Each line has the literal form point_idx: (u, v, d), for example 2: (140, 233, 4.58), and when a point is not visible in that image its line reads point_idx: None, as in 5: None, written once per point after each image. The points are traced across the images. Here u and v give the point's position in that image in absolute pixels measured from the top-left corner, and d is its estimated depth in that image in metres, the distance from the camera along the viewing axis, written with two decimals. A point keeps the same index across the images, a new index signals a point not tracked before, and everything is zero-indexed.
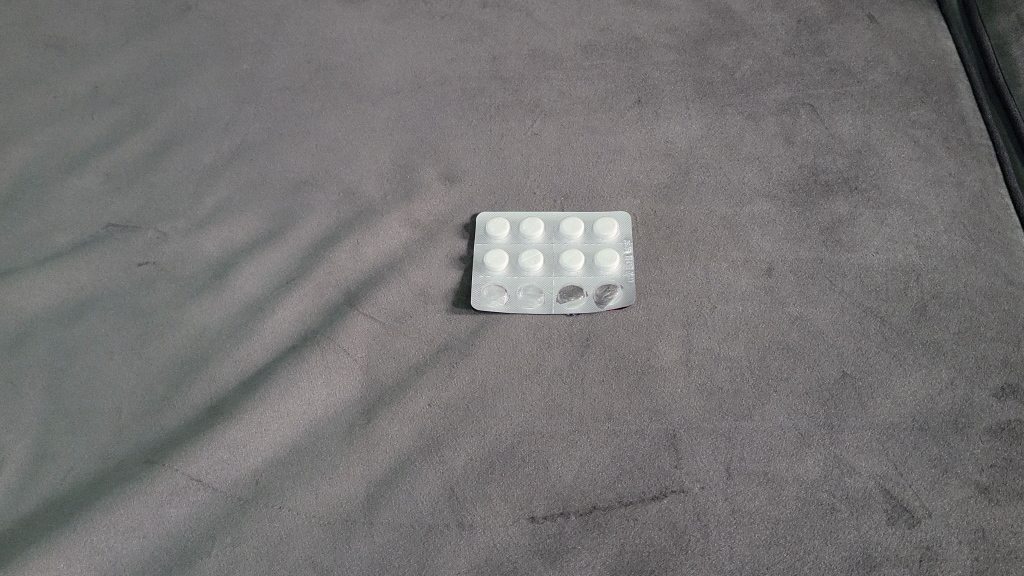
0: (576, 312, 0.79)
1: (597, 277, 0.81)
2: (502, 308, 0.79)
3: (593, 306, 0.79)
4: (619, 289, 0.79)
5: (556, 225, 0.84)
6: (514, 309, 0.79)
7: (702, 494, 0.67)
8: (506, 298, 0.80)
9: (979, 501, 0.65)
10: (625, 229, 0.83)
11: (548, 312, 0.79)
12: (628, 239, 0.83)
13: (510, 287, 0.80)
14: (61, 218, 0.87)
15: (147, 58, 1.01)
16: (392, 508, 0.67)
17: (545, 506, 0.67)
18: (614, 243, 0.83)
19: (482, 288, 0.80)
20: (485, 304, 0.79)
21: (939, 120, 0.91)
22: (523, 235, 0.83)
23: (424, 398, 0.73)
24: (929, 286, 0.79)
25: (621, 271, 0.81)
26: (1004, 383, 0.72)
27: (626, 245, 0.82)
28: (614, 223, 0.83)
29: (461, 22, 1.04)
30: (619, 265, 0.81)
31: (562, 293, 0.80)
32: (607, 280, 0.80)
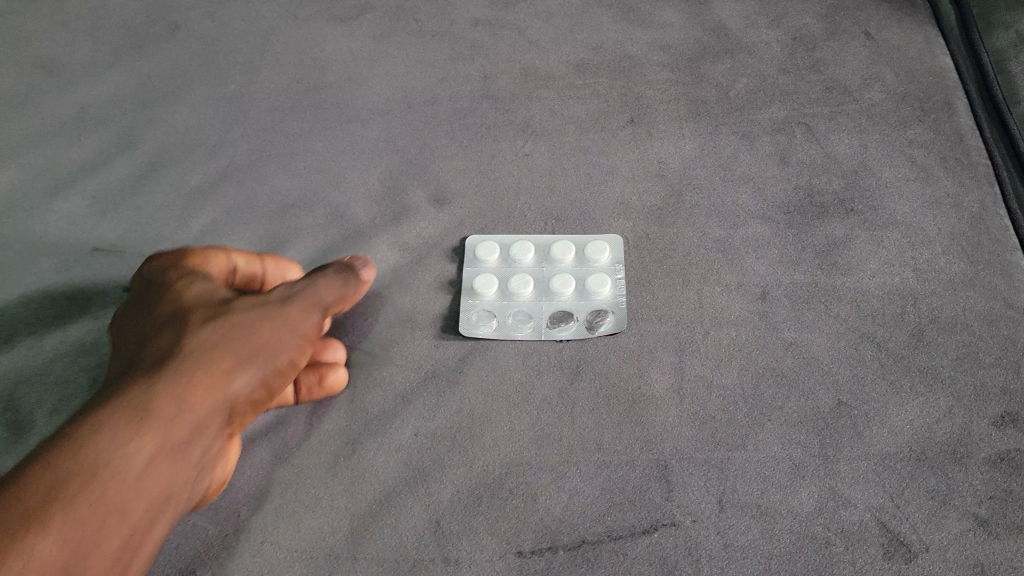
0: (567, 338, 0.77)
1: (587, 302, 0.79)
2: (491, 334, 0.78)
3: (584, 331, 0.77)
4: (610, 314, 0.78)
5: (546, 248, 0.83)
6: (502, 336, 0.78)
7: (693, 527, 0.66)
8: (494, 324, 0.78)
9: (978, 534, 0.65)
10: (616, 253, 0.82)
11: (538, 338, 0.78)
12: (620, 263, 0.82)
13: (497, 313, 0.79)
14: (48, 242, 0.85)
15: (135, 78, 0.99)
16: (375, 543, 0.66)
17: (533, 540, 0.66)
18: (606, 268, 0.82)
19: (470, 313, 0.79)
20: (474, 331, 0.78)
21: (937, 139, 0.90)
22: (512, 258, 0.82)
23: (411, 428, 0.72)
24: (927, 309, 0.78)
25: (612, 297, 0.79)
26: (1004, 412, 0.72)
27: (618, 269, 0.81)
28: (606, 247, 0.81)
29: (452, 40, 1.02)
30: (610, 289, 0.80)
31: (552, 318, 0.79)
32: (598, 305, 0.79)
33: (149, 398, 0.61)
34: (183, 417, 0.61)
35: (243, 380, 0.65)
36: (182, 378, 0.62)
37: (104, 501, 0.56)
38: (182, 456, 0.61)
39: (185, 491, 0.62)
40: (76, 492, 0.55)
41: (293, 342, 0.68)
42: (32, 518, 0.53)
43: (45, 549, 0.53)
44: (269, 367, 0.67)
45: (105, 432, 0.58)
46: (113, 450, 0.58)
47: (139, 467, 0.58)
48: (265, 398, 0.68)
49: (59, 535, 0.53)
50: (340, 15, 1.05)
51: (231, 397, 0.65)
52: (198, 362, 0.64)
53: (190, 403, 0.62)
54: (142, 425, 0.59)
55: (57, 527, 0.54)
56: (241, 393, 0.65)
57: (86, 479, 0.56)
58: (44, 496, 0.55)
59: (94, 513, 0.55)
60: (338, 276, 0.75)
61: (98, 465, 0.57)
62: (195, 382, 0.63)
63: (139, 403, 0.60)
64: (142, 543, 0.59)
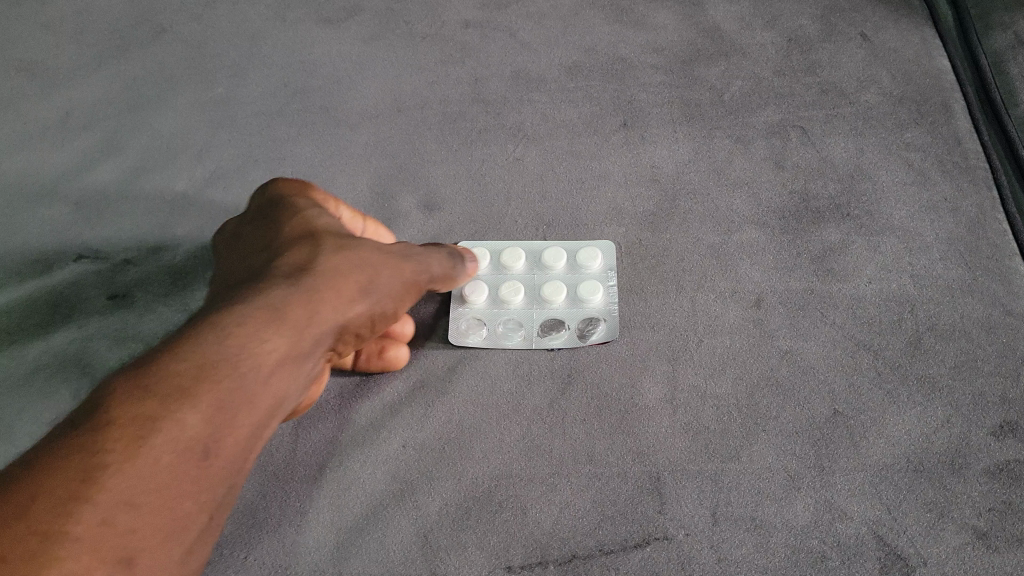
0: (557, 347, 0.76)
1: (579, 310, 0.78)
2: (481, 343, 0.76)
3: (575, 340, 0.76)
4: (602, 322, 0.77)
5: (538, 256, 0.82)
6: (492, 344, 0.76)
7: (687, 541, 0.65)
8: (484, 333, 0.77)
9: (976, 548, 0.64)
10: (609, 260, 0.81)
11: (528, 347, 0.76)
12: (612, 270, 0.80)
13: (487, 321, 0.78)
14: (30, 250, 0.84)
15: (120, 82, 0.97)
16: (361, 559, 0.65)
17: (523, 554, 0.64)
18: (598, 275, 0.80)
19: (459, 322, 0.78)
20: (463, 339, 0.76)
21: (934, 142, 0.89)
22: (503, 265, 0.81)
23: (398, 440, 0.71)
24: (925, 317, 0.77)
25: (604, 305, 0.78)
26: (1003, 421, 0.70)
27: (611, 276, 0.80)
28: (598, 254, 0.80)
29: (442, 43, 1.00)
30: (601, 297, 0.78)
31: (543, 327, 0.77)
32: (589, 313, 0.78)
33: (285, 297, 0.55)
34: (309, 327, 0.55)
35: (363, 310, 0.58)
36: (315, 292, 0.56)
37: (241, 391, 0.51)
38: (306, 364, 0.55)
39: (294, 407, 0.56)
40: (221, 373, 0.50)
41: (405, 288, 0.62)
42: (178, 391, 0.49)
43: (189, 426, 0.48)
44: (379, 311, 0.60)
45: (244, 321, 0.52)
46: (250, 343, 0.52)
47: (272, 366, 0.52)
48: (370, 337, 0.62)
49: (203, 415, 0.49)
50: (328, 17, 1.03)
51: (349, 322, 0.58)
52: (328, 277, 0.57)
53: (318, 317, 0.55)
54: (278, 324, 0.53)
55: (203, 403, 0.49)
56: (356, 321, 0.58)
57: (228, 366, 0.50)
58: (191, 374, 0.49)
59: (233, 401, 0.50)
60: (445, 252, 0.69)
61: (237, 355, 0.51)
62: (323, 297, 0.56)
63: (275, 303, 0.54)
64: (265, 439, 0.54)
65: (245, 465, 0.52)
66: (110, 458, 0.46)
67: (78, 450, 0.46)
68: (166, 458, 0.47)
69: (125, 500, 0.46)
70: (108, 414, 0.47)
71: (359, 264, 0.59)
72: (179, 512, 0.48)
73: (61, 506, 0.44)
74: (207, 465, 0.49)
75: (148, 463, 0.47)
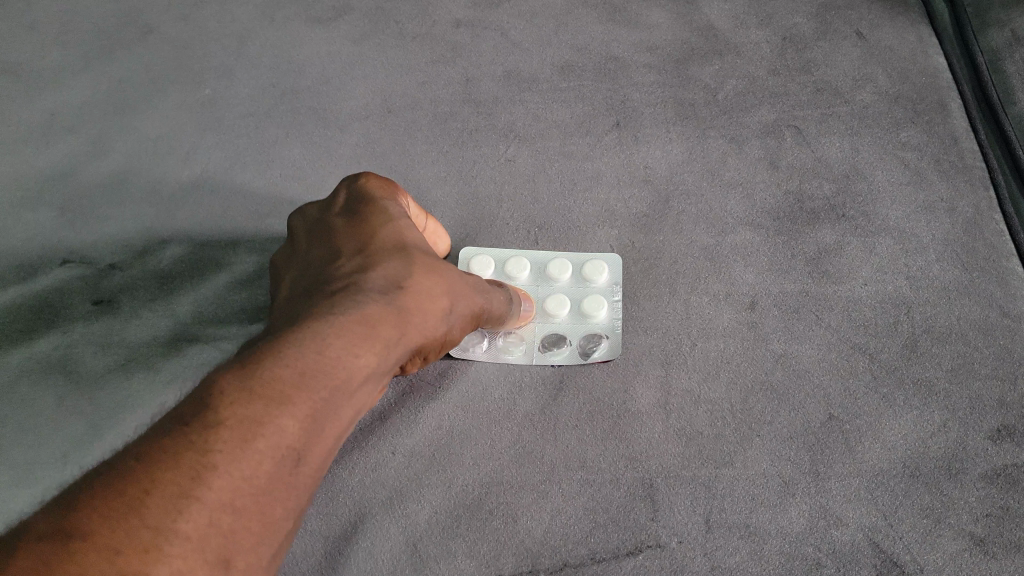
0: (559, 363, 0.74)
1: (583, 327, 0.76)
2: (482, 356, 0.74)
3: (577, 357, 0.74)
4: (605, 340, 0.75)
5: (543, 268, 0.80)
6: (493, 359, 0.74)
7: (680, 549, 0.64)
8: (485, 346, 0.75)
9: (973, 554, 0.64)
10: (614, 274, 0.79)
11: (529, 362, 0.74)
12: (618, 285, 0.78)
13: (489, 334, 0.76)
14: (14, 254, 0.83)
15: (106, 83, 0.96)
16: (350, 568, 0.64)
17: (513, 563, 0.64)
18: (603, 288, 0.78)
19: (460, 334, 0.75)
20: (465, 352, 0.74)
21: (930, 141, 0.88)
22: (506, 275, 0.79)
23: (388, 446, 0.70)
24: (921, 319, 0.76)
25: (607, 321, 0.76)
26: (1001, 425, 0.70)
27: (615, 291, 0.78)
28: (604, 268, 0.78)
29: (433, 42, 0.99)
30: (605, 312, 0.77)
31: (545, 342, 0.76)
32: (593, 330, 0.76)
33: (375, 309, 0.49)
34: (395, 344, 0.50)
35: (440, 333, 0.54)
36: (406, 306, 0.51)
37: (335, 399, 0.46)
38: (384, 380, 0.50)
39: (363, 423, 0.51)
40: (319, 378, 0.45)
41: (474, 313, 0.58)
42: (278, 396, 0.43)
43: (290, 432, 0.43)
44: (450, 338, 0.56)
45: (335, 331, 0.47)
46: (344, 354, 0.46)
47: (360, 380, 0.47)
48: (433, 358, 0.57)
49: (300, 422, 0.43)
50: (318, 16, 1.01)
51: (425, 345, 0.53)
52: (417, 297, 0.52)
53: (405, 336, 0.50)
54: (371, 337, 0.48)
55: (299, 411, 0.44)
56: (430, 346, 0.54)
57: (326, 371, 0.45)
58: (292, 375, 0.44)
59: (329, 409, 0.45)
60: (502, 294, 0.67)
61: (332, 366, 0.46)
62: (411, 316, 0.51)
63: (367, 315, 0.49)
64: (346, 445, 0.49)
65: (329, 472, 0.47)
66: (216, 459, 0.40)
67: (186, 447, 0.40)
68: (267, 463, 0.42)
69: (225, 502, 0.40)
70: (214, 413, 0.41)
71: (443, 286, 0.54)
72: (274, 516, 0.43)
73: (170, 504, 0.38)
74: (300, 474, 0.44)
75: (249, 467, 0.41)
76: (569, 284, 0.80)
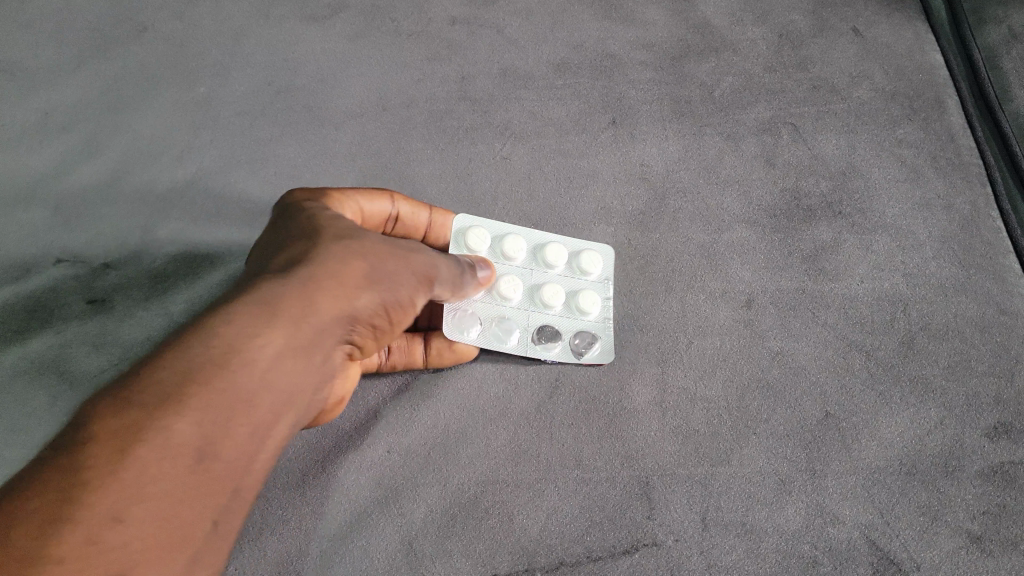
0: (550, 359, 0.72)
1: (576, 321, 0.74)
2: (476, 340, 0.71)
3: (569, 355, 0.72)
4: (599, 339, 0.73)
5: (538, 248, 0.77)
6: (486, 344, 0.71)
7: (676, 548, 0.64)
8: (478, 330, 0.71)
9: (969, 552, 0.64)
10: (607, 266, 0.77)
11: (522, 353, 0.72)
12: (609, 280, 0.77)
13: (482, 317, 0.73)
14: (8, 254, 0.82)
15: (100, 82, 0.95)
16: (346, 567, 0.64)
17: (510, 562, 0.63)
18: (596, 283, 0.77)
19: (456, 312, 0.71)
20: (459, 333, 0.70)
21: (927, 138, 0.88)
22: (502, 254, 0.75)
23: (383, 445, 0.69)
24: (918, 317, 0.75)
25: (600, 318, 0.75)
26: (997, 423, 0.70)
27: (607, 287, 0.77)
28: (599, 260, 0.76)
29: (428, 39, 0.99)
30: (600, 309, 0.75)
31: (539, 332, 0.73)
32: (585, 325, 0.74)
33: (275, 291, 0.50)
34: (307, 319, 0.50)
35: (369, 298, 0.55)
36: (313, 283, 0.51)
37: (231, 393, 0.44)
38: (309, 358, 0.50)
39: (308, 402, 0.52)
40: (207, 376, 0.44)
41: (417, 280, 0.58)
42: (164, 397, 0.42)
43: (182, 436, 0.41)
44: (388, 304, 0.56)
45: (232, 319, 0.47)
46: (243, 339, 0.46)
47: (269, 363, 0.47)
48: (383, 332, 0.58)
49: (196, 416, 0.42)
50: (312, 13, 1.01)
51: (348, 318, 0.53)
52: (328, 269, 0.53)
53: (319, 307, 0.51)
54: (273, 317, 0.48)
55: (191, 408, 0.42)
56: (362, 314, 0.55)
57: (217, 367, 0.44)
58: (175, 379, 0.43)
59: (225, 402, 0.44)
60: (457, 265, 0.64)
61: (230, 352, 0.45)
62: (322, 287, 0.52)
63: (268, 296, 0.49)
64: (265, 440, 0.48)
65: (249, 468, 0.46)
66: (94, 473, 0.38)
67: (58, 470, 0.38)
68: (158, 465, 0.40)
69: (114, 514, 0.38)
70: (85, 431, 0.40)
71: (364, 254, 0.56)
72: (183, 525, 0.41)
73: (45, 529, 0.36)
74: (210, 471, 0.43)
75: (137, 472, 0.39)
76: (562, 272, 0.77)
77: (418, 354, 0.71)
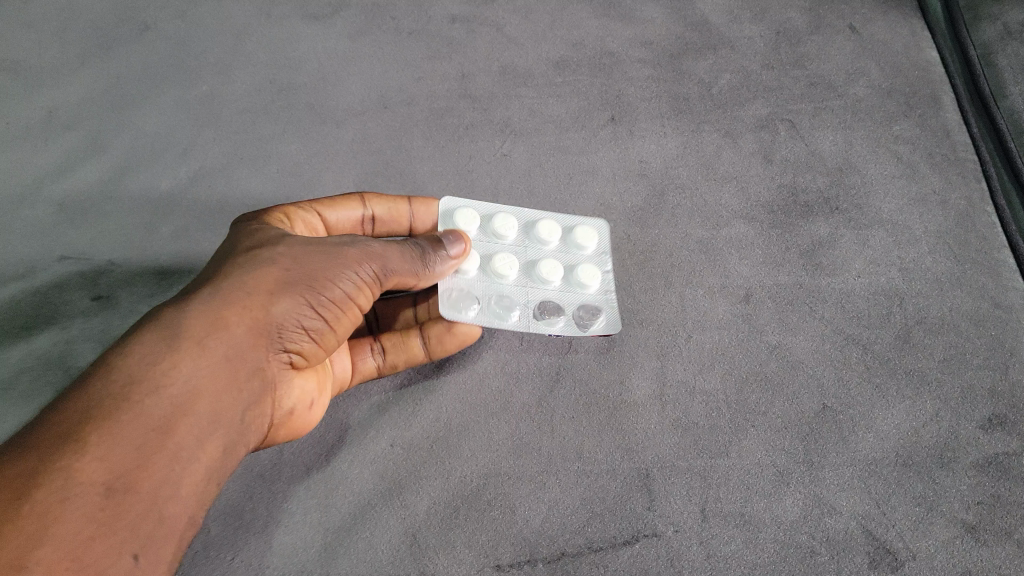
0: (554, 333, 0.71)
1: (577, 296, 0.74)
2: (474, 319, 0.70)
3: (573, 328, 0.72)
4: (603, 313, 0.73)
5: (530, 228, 0.77)
6: (486, 322, 0.70)
7: (676, 538, 0.65)
8: (475, 311, 0.70)
9: (965, 541, 0.65)
10: (603, 241, 0.77)
11: (524, 328, 0.71)
12: (606, 255, 0.77)
13: (477, 299, 0.72)
14: (12, 251, 0.83)
15: (103, 81, 0.96)
16: (350, 559, 0.64)
17: (511, 553, 0.64)
18: (592, 258, 0.76)
19: (449, 295, 0.71)
20: (455, 312, 0.69)
21: (923, 135, 0.89)
22: (494, 232, 0.75)
23: (387, 438, 0.70)
24: (913, 311, 0.76)
25: (603, 291, 0.74)
26: (991, 414, 0.71)
27: (605, 261, 0.77)
28: (595, 235, 0.76)
29: (429, 38, 0.99)
30: (600, 283, 0.74)
31: (539, 309, 0.73)
32: (588, 300, 0.74)
33: (184, 317, 0.56)
34: (216, 339, 0.57)
35: (287, 306, 0.60)
36: (222, 306, 0.57)
37: (133, 424, 0.51)
38: (228, 375, 0.57)
39: (242, 410, 0.58)
40: (108, 412, 0.50)
41: (348, 281, 0.63)
42: (66, 437, 0.49)
43: (82, 472, 0.48)
44: (315, 302, 0.61)
45: (136, 351, 0.54)
46: (144, 370, 0.53)
47: (181, 387, 0.54)
48: (326, 330, 0.63)
49: (97, 450, 0.49)
50: (314, 13, 1.02)
51: (266, 332, 0.59)
52: (239, 286, 0.59)
53: (228, 328, 0.57)
54: (175, 345, 0.55)
55: (91, 443, 0.49)
56: (288, 319, 0.60)
57: (116, 401, 0.51)
58: (78, 417, 0.50)
59: (131, 431, 0.50)
60: (412, 247, 0.66)
61: (129, 387, 0.52)
62: (231, 307, 0.58)
63: (173, 324, 0.55)
64: (194, 463, 0.53)
65: (176, 493, 0.52)
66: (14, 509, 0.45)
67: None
68: (63, 498, 0.46)
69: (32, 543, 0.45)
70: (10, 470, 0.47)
71: (280, 264, 0.61)
72: (97, 559, 0.47)
73: None
74: (126, 496, 0.49)
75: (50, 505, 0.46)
76: (556, 249, 0.77)
77: (417, 348, 0.73)
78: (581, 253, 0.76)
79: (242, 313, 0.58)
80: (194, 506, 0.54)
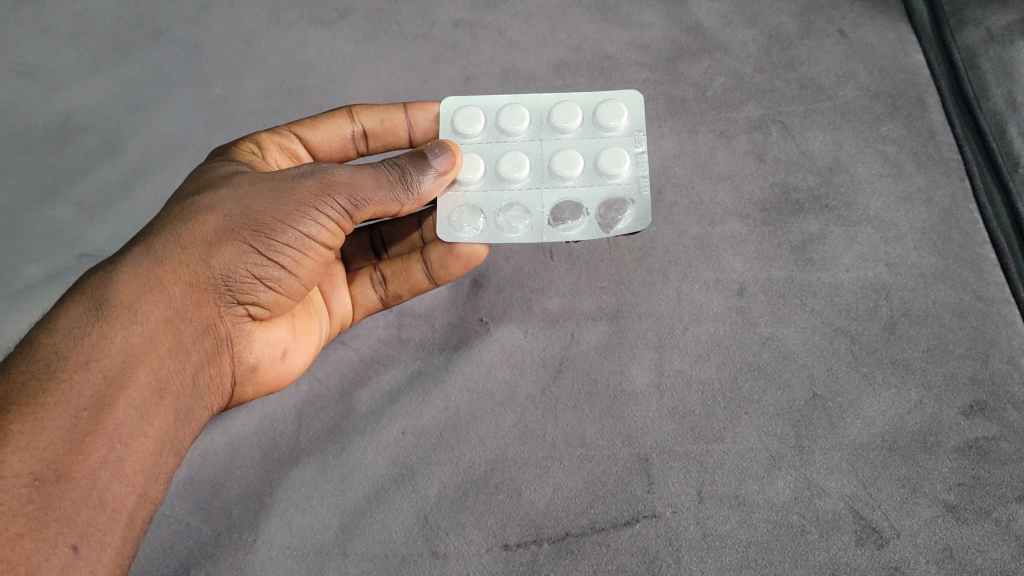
0: (571, 238, 0.73)
1: (599, 189, 0.74)
2: (477, 236, 0.72)
3: (593, 228, 0.73)
4: (626, 207, 0.73)
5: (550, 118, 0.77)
6: (491, 238, 0.73)
7: (674, 519, 0.69)
8: (483, 223, 0.73)
9: (945, 520, 0.69)
10: (635, 119, 0.76)
11: (535, 238, 0.73)
12: (640, 132, 0.76)
13: (485, 211, 0.74)
14: (37, 251, 0.87)
15: (119, 85, 0.99)
16: (364, 540, 0.70)
17: (518, 532, 0.69)
18: (622, 137, 0.76)
19: (451, 211, 0.73)
20: (454, 232, 0.72)
21: (908, 135, 0.92)
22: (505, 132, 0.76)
23: (398, 426, 0.74)
24: (899, 303, 0.80)
25: (629, 180, 0.74)
26: (972, 401, 0.75)
27: (637, 140, 0.76)
28: (621, 115, 0.75)
29: (432, 41, 1.02)
30: (629, 169, 0.74)
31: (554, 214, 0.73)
32: (610, 193, 0.74)
33: (118, 288, 0.62)
34: (149, 302, 0.63)
35: (225, 258, 0.64)
36: (154, 268, 0.63)
37: (65, 406, 0.58)
38: (166, 339, 0.63)
39: (181, 372, 0.64)
40: (40, 404, 0.57)
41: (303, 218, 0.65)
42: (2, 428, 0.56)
43: (10, 468, 0.54)
44: (263, 246, 0.64)
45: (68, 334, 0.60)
46: (73, 352, 0.60)
47: (110, 361, 0.60)
48: (285, 274, 0.66)
49: (28, 441, 0.56)
50: (321, 17, 1.04)
51: (205, 285, 0.64)
52: (179, 243, 0.64)
53: (158, 292, 0.63)
54: (104, 319, 0.61)
55: (21, 431, 0.56)
56: (233, 268, 0.64)
57: (47, 386, 0.58)
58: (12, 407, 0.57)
59: (62, 418, 0.57)
60: (388, 170, 0.66)
61: (60, 372, 0.59)
62: (161, 269, 0.63)
63: (105, 298, 0.62)
64: (137, 438, 0.60)
65: (113, 473, 0.58)
66: None
67: None
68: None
69: None
70: None
71: (222, 213, 0.65)
72: (33, 553, 0.54)
73: None
74: (58, 486, 0.56)
75: None
76: (580, 133, 0.77)
77: (422, 275, 0.77)
78: (609, 133, 0.76)
79: (177, 271, 0.64)
80: (140, 483, 0.61)
